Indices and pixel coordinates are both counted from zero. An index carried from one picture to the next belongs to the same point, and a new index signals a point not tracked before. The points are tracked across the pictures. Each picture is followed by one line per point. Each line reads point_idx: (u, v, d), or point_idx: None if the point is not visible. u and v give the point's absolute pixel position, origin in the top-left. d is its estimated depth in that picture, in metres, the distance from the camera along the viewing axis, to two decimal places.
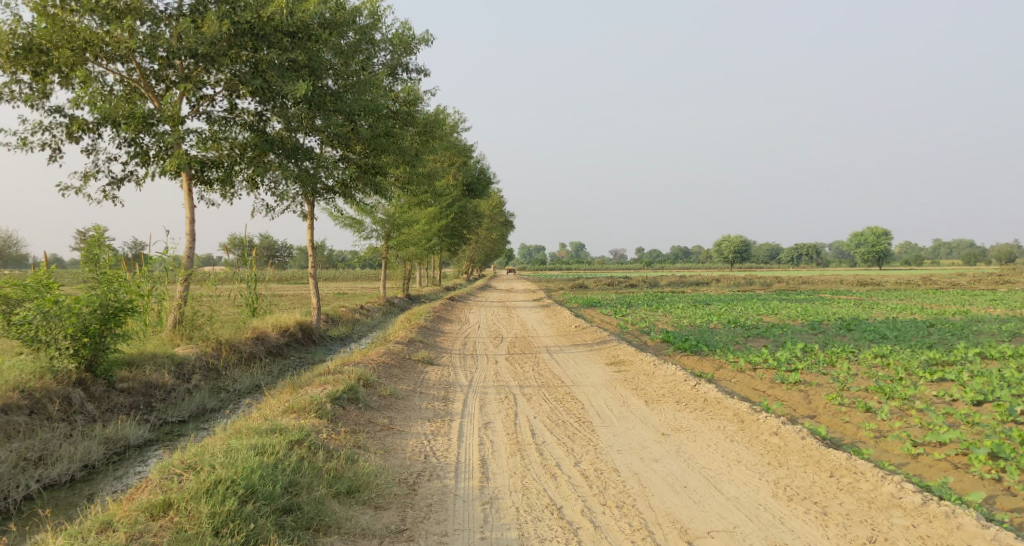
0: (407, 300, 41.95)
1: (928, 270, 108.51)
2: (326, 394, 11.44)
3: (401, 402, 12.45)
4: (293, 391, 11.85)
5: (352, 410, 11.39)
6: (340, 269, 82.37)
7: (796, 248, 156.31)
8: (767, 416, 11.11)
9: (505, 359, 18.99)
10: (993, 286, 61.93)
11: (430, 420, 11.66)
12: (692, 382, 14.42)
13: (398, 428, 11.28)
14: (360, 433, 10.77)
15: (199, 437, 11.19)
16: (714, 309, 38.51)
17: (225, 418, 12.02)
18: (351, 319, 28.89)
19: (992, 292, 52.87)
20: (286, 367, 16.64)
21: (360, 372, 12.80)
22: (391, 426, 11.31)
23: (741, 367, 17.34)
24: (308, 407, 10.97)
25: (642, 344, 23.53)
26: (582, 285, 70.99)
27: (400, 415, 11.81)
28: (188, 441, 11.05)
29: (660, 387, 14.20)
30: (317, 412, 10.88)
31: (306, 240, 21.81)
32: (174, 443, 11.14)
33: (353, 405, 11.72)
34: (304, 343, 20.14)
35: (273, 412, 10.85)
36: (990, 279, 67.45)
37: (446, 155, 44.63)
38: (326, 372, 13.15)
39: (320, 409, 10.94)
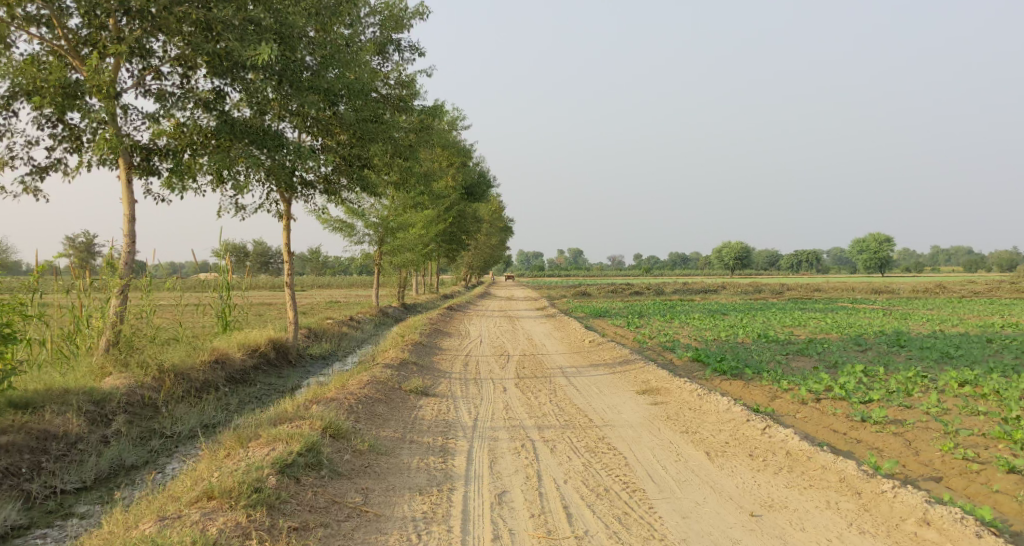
0: (403, 311, 38.86)
1: (932, 278, 105.94)
2: (270, 462, 8.61)
3: (382, 459, 9.46)
4: (225, 456, 8.96)
5: (305, 488, 8.54)
6: (332, 278, 79.28)
7: (798, 254, 153.58)
8: (896, 490, 8.44)
9: (516, 386, 15.93)
10: (1011, 294, 59.37)
11: (421, 493, 8.69)
12: (760, 424, 11.40)
13: (374, 513, 8.33)
14: (313, 536, 7.91)
15: (79, 531, 8.60)
16: (733, 321, 35.36)
17: (134, 492, 9.31)
18: (338, 334, 25.80)
19: (1012, 301, 50.22)
20: (249, 399, 13.54)
21: (328, 418, 9.84)
22: (364, 510, 8.37)
23: (801, 396, 14.24)
24: (240, 493, 8.15)
25: (671, 364, 20.46)
26: (585, 293, 67.96)
27: (381, 485, 8.83)
28: (61, 541, 8.47)
29: (720, 435, 11.14)
30: (249, 501, 8.07)
31: (282, 244, 18.75)
32: (45, 536, 8.56)
33: (313, 473, 8.81)
34: (278, 366, 17.03)
35: (180, 506, 8.06)
36: (1012, 286, 64.45)
37: (445, 155, 41.63)
38: (285, 415, 10.09)
39: (256, 495, 8.12)
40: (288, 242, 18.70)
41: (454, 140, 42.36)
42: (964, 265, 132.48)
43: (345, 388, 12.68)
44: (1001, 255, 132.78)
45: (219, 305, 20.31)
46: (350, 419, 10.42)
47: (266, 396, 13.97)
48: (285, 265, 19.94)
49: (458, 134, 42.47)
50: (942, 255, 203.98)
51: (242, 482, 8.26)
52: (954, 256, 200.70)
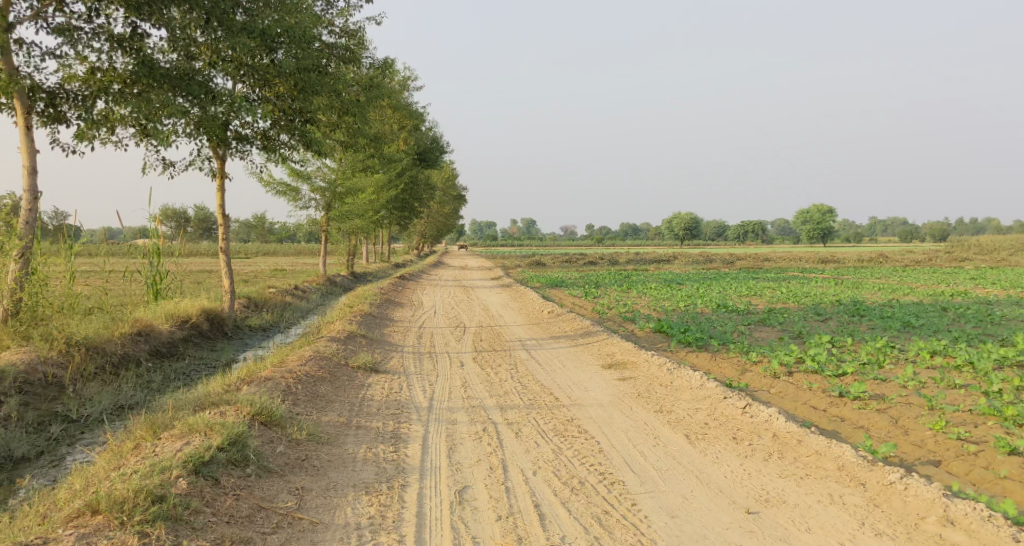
0: (352, 280, 37.49)
1: (874, 249, 107.63)
2: (177, 462, 7.97)
3: (323, 448, 8.88)
4: (131, 449, 8.36)
5: (220, 486, 7.95)
6: (277, 247, 77.16)
7: (746, 225, 154.87)
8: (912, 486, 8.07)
9: (473, 361, 14.90)
10: (952, 263, 60.14)
11: (366, 490, 8.14)
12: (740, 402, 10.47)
13: (306, 518, 7.79)
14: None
15: None
16: (689, 291, 34.68)
17: (18, 491, 8.51)
18: (281, 304, 24.47)
19: (952, 271, 50.82)
20: (173, 375, 12.30)
21: (259, 402, 9.14)
22: (295, 515, 7.81)
23: (774, 370, 13.44)
24: (135, 506, 7.48)
25: (633, 335, 19.53)
26: (536, 262, 67.01)
27: (321, 482, 8.27)
28: None
29: (697, 415, 10.26)
30: (150, 512, 7.45)
31: (216, 205, 17.91)
32: None
33: (236, 471, 8.22)
34: (209, 338, 15.85)
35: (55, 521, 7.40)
36: (952, 255, 65.25)
37: (394, 118, 40.12)
38: (213, 401, 9.19)
39: (160, 508, 7.48)
40: (222, 202, 17.89)
41: (404, 104, 40.84)
42: (899, 236, 134.70)
43: (285, 364, 11.51)
44: (939, 227, 135.32)
45: (148, 275, 19.16)
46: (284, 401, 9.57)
47: (194, 371, 12.75)
48: (219, 228, 18.56)
49: (408, 97, 40.97)
50: (878, 227, 207.58)
51: (138, 491, 7.57)
52: (888, 228, 204.66)
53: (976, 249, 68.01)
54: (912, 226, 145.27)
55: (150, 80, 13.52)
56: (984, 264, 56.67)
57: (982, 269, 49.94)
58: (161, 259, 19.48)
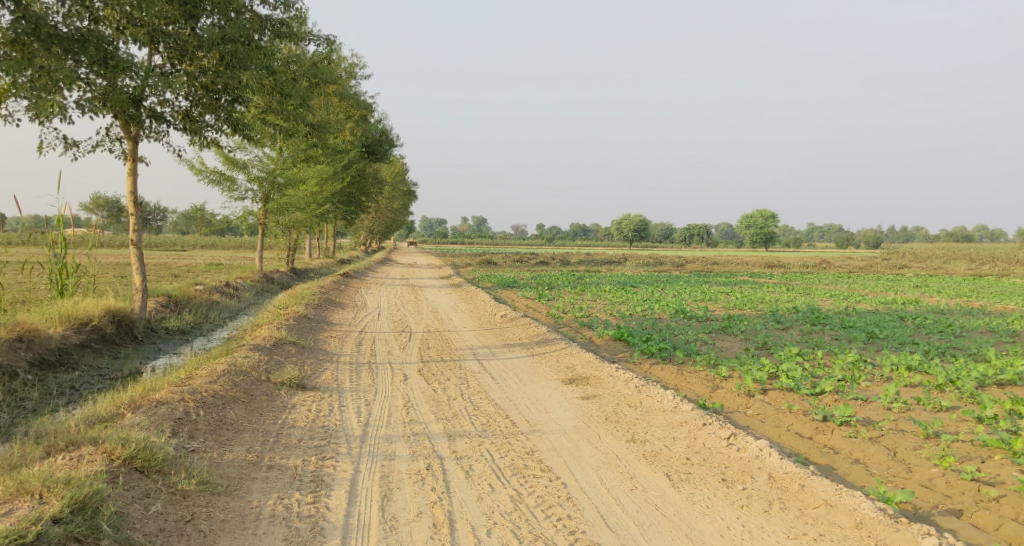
0: (294, 276, 35.75)
1: (818, 254, 108.63)
2: None
3: (219, 502, 8.13)
4: None
5: None
6: (218, 240, 74.62)
7: (694, 228, 155.56)
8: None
9: (419, 372, 13.44)
10: (897, 268, 60.22)
11: None
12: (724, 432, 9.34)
13: None
14: None
15: None
16: (643, 293, 33.40)
17: None
18: (207, 303, 22.65)
19: (899, 277, 50.68)
20: (46, 395, 11.47)
21: (137, 441, 8.37)
22: None
23: (757, 384, 11.94)
24: None
25: (589, 342, 18.07)
26: (484, 261, 65.53)
27: None
28: None
29: (677, 447, 9.16)
30: None
31: (127, 191, 16.59)
32: None
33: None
34: (112, 347, 14.88)
35: None
36: (891, 261, 65.41)
37: (341, 107, 38.44)
38: (79, 440, 8.44)
39: None
40: (134, 187, 16.53)
41: (350, 92, 39.19)
42: (838, 241, 136.27)
43: (194, 384, 10.08)
44: (876, 234, 137.69)
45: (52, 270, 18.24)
46: (173, 435, 8.82)
47: (71, 390, 11.84)
48: (132, 217, 16.76)
49: (356, 86, 39.37)
50: (820, 232, 210.56)
51: None
52: (828, 233, 207.88)
53: (914, 255, 68.43)
54: (851, 232, 147.38)
55: (36, 39, 12.86)
56: (925, 271, 56.78)
57: (930, 277, 49.79)
58: (68, 254, 17.96)
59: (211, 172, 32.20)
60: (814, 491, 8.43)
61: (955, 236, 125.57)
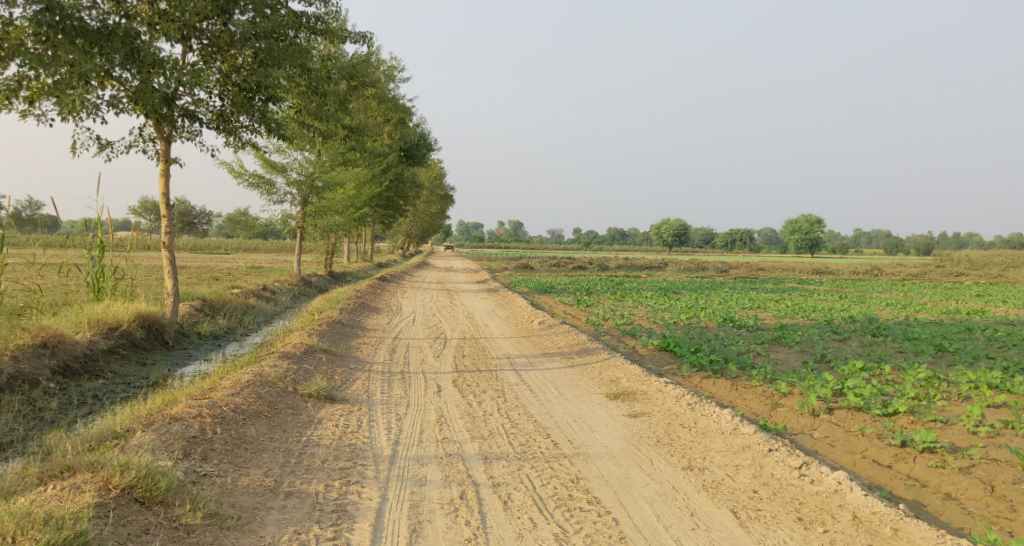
0: (330, 280, 35.33)
1: (865, 261, 106.22)
2: None
3: (229, 537, 7.49)
4: None
5: None
6: (257, 244, 74.77)
7: (734, 233, 153.46)
8: None
9: (456, 383, 12.73)
10: (949, 275, 58.39)
11: None
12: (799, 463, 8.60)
13: None
14: None
15: None
16: (687, 300, 32.40)
17: None
18: (241, 307, 22.16)
19: (954, 285, 49.02)
20: (64, 407, 10.85)
21: (138, 468, 7.78)
22: None
23: (822, 403, 10.94)
24: None
25: (633, 352, 17.25)
26: (522, 265, 64.87)
27: None
28: None
29: (745, 481, 8.42)
30: None
31: (159, 192, 16.17)
32: None
33: None
34: (140, 353, 14.41)
35: None
36: (944, 269, 63.39)
37: (379, 110, 38.04)
38: (76, 465, 7.91)
39: None
40: (166, 188, 16.08)
41: (388, 96, 38.80)
42: (886, 247, 133.45)
43: (217, 396, 9.48)
44: (924, 240, 134.59)
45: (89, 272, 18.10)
46: (183, 458, 8.28)
47: (93, 400, 11.22)
48: (163, 221, 16.37)
49: (395, 89, 38.99)
50: (865, 238, 206.74)
51: None
52: (873, 239, 204.01)
53: (967, 262, 66.33)
54: (897, 238, 144.26)
55: None
56: (979, 279, 54.93)
57: (986, 285, 48.07)
58: (100, 256, 17.60)
59: (249, 175, 31.89)
60: (912, 538, 7.71)
61: (1007, 242, 122.10)
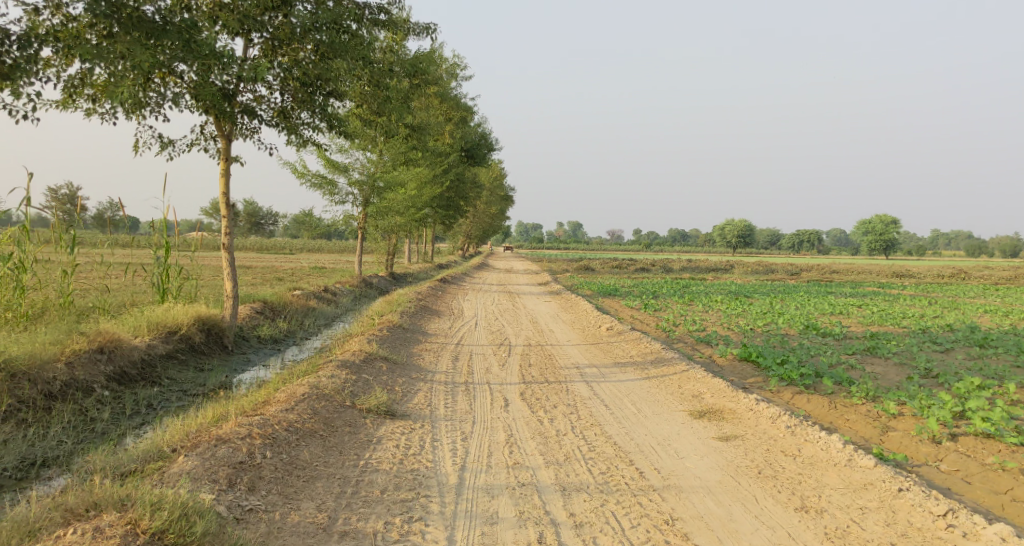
0: (392, 281, 34.80)
1: (943, 263, 102.53)
2: None
3: None
4: None
5: None
6: (319, 245, 75.14)
7: (801, 234, 149.98)
8: None
9: (525, 397, 11.83)
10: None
11: None
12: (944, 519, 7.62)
13: None
14: None
15: None
16: (762, 305, 31.03)
17: None
18: (302, 310, 21.64)
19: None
20: (116, 418, 10.03)
21: (171, 513, 7.11)
22: None
23: (939, 427, 9.72)
24: None
25: (712, 362, 16.14)
26: (585, 266, 63.80)
27: None
28: None
29: (876, 536, 7.44)
30: None
31: (219, 192, 15.40)
32: None
33: None
34: (199, 357, 13.75)
35: None
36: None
37: (440, 109, 37.52)
38: (103, 503, 7.22)
39: None
40: (227, 187, 15.19)
41: (450, 95, 38.23)
42: (968, 250, 128.76)
43: (272, 415, 8.75)
44: (1005, 242, 129.48)
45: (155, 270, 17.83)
46: (228, 488, 7.63)
47: (148, 410, 10.38)
48: (223, 220, 15.61)
49: (456, 89, 38.44)
50: (940, 240, 200.23)
51: None
52: (949, 242, 197.55)
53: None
54: (977, 240, 138.95)
55: None
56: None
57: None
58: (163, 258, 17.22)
59: (312, 175, 31.54)
60: None
61: None
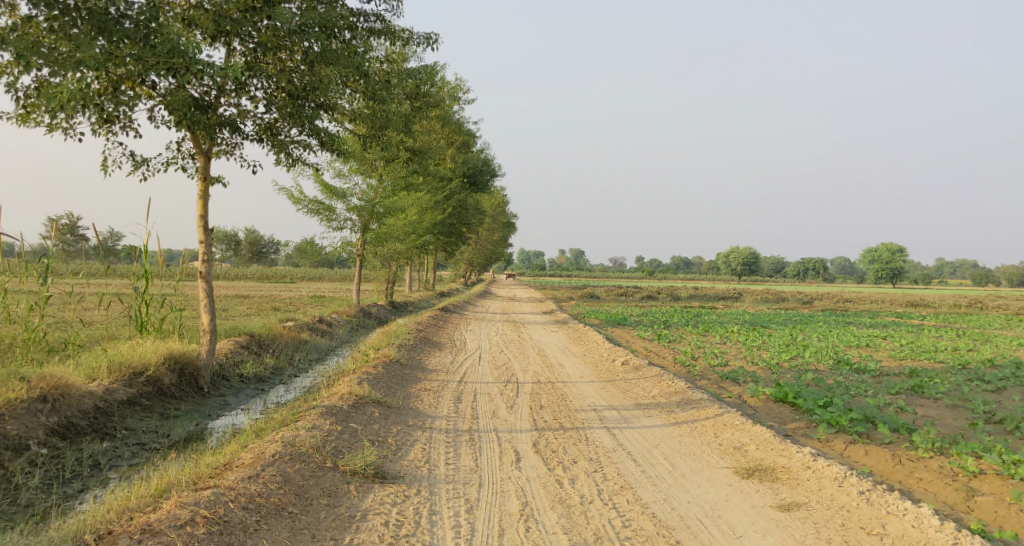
0: (391, 311, 33.22)
1: (952, 291, 100.97)
2: None
3: None
4: None
5: None
6: (317, 273, 73.54)
7: (806, 262, 148.45)
8: None
9: (537, 448, 10.26)
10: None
11: None
12: None
13: None
14: None
15: None
16: (781, 336, 29.44)
17: None
18: (294, 343, 20.11)
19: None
20: (52, 482, 8.56)
21: None
22: None
23: None
24: None
25: (742, 404, 14.54)
26: (590, 295, 62.17)
27: None
28: None
29: None
30: None
31: (196, 216, 13.67)
32: None
33: None
34: (166, 402, 12.11)
35: None
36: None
37: (442, 133, 36.25)
38: None
39: None
40: (205, 211, 13.54)
41: (452, 118, 36.97)
42: (976, 278, 127.19)
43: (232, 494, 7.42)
44: (1013, 270, 127.95)
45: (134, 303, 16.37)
46: None
47: (92, 471, 8.88)
48: (200, 246, 13.70)
49: (459, 112, 37.21)
50: (947, 268, 198.56)
51: None
52: (955, 269, 195.86)
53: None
54: (984, 268, 137.38)
55: None
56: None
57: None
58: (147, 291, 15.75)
59: (308, 201, 30.16)
60: None
61: None
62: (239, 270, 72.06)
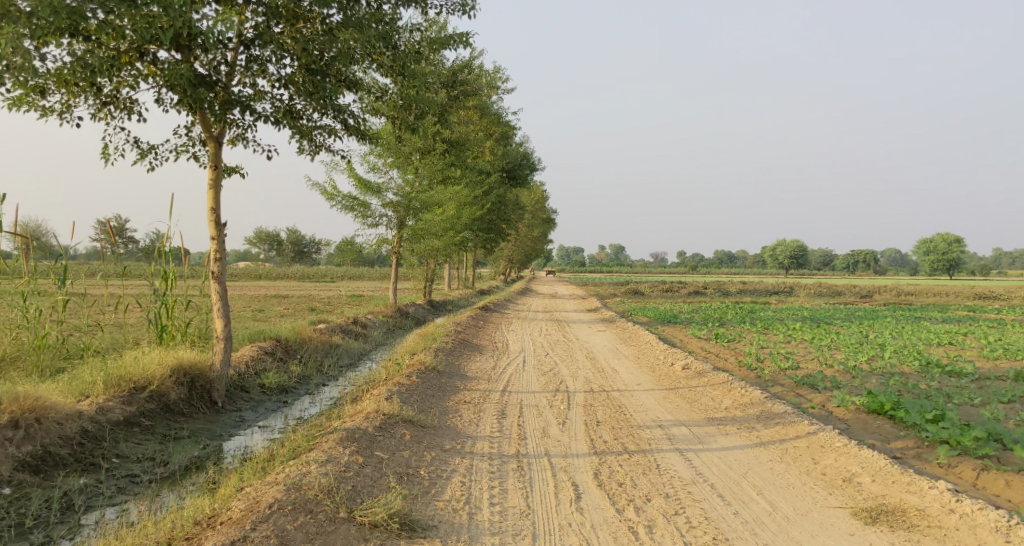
0: (430, 311, 31.68)
1: (1011, 283, 96.99)
2: None
3: None
4: None
5: None
6: (354, 272, 72.44)
7: (855, 254, 144.44)
8: None
9: (598, 479, 8.54)
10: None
11: None
12: None
13: None
14: None
15: None
16: (848, 334, 27.29)
17: None
18: (324, 348, 18.57)
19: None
20: (3, 535, 7.23)
21: None
22: None
23: None
24: None
25: (830, 418, 12.64)
26: (634, 291, 60.09)
27: None
28: None
29: None
30: None
31: (206, 209, 11.97)
32: None
33: None
34: (171, 418, 10.40)
35: None
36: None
37: (481, 125, 34.68)
38: None
39: None
40: (215, 203, 11.85)
41: (491, 108, 35.33)
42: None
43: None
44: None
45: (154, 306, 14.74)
46: None
47: (58, 517, 7.52)
48: (212, 243, 12.00)
49: (499, 103, 35.61)
50: (1003, 259, 192.18)
51: None
52: (1011, 260, 189.44)
53: None
54: None
55: None
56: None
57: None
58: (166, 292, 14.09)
59: (342, 197, 28.72)
60: None
61: None
62: (278, 270, 71.20)
